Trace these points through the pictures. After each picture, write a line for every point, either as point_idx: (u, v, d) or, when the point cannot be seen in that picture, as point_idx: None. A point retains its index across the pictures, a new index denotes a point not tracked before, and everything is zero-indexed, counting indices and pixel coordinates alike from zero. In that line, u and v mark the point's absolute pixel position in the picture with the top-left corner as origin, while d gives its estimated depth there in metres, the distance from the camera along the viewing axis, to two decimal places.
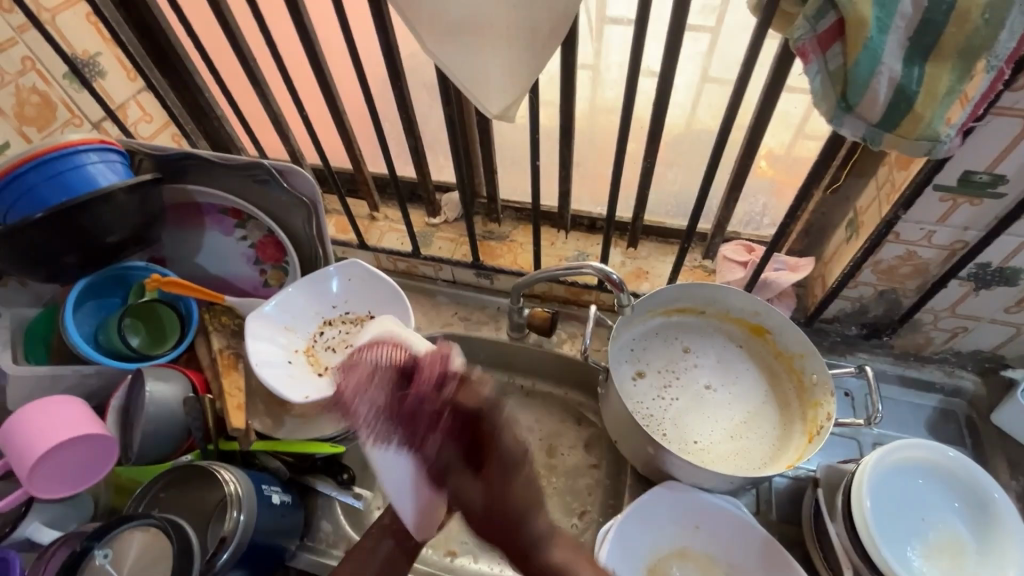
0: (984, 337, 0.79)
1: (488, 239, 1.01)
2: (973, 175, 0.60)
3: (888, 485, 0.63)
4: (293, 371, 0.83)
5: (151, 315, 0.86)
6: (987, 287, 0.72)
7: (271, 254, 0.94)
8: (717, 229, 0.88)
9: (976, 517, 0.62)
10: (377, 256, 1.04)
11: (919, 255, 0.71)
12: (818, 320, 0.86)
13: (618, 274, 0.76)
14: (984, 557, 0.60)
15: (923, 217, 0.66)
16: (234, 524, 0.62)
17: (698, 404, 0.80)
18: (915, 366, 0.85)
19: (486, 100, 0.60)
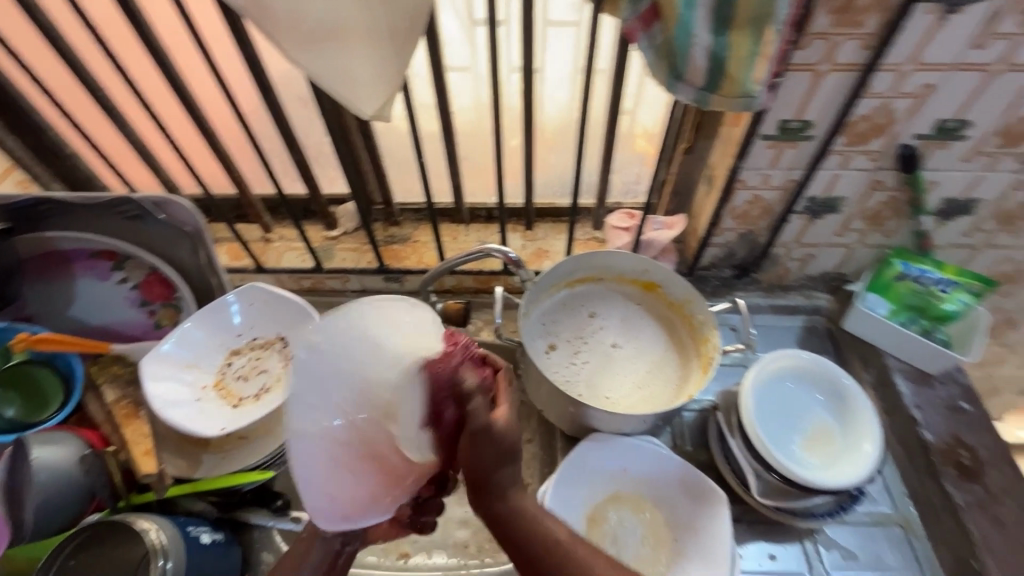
0: (827, 259, 0.94)
1: (391, 244, 1.03)
2: (787, 123, 0.72)
3: (766, 396, 0.73)
4: (203, 407, 0.79)
5: (26, 379, 0.78)
6: (819, 217, 0.85)
7: (159, 293, 0.89)
8: (600, 202, 0.96)
9: (836, 404, 0.73)
10: (278, 277, 1.01)
11: (763, 197, 0.82)
12: (697, 268, 0.97)
13: (517, 253, 0.81)
14: (849, 436, 0.71)
15: (759, 164, 0.77)
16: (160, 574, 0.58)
17: (608, 360, 0.88)
18: (782, 295, 0.98)
19: (359, 102, 0.61)
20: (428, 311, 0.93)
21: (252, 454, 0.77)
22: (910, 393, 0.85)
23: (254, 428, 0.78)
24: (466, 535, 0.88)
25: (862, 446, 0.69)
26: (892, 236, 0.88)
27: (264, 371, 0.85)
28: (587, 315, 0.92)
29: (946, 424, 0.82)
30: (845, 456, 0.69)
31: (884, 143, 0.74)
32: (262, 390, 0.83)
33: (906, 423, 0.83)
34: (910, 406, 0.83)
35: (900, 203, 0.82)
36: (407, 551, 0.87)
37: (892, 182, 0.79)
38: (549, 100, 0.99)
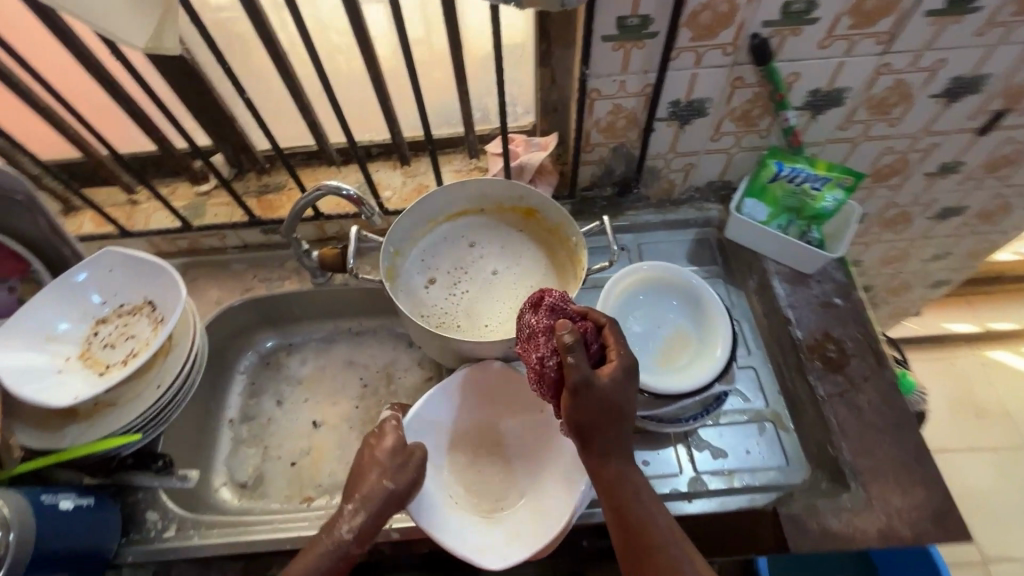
0: (708, 167, 0.91)
1: (265, 193, 0.98)
2: (625, 20, 0.67)
3: (622, 311, 0.73)
4: (66, 378, 0.77)
5: None
6: (688, 122, 0.82)
7: (12, 267, 0.84)
8: (471, 129, 0.91)
9: (692, 310, 0.73)
10: (150, 240, 0.96)
11: (625, 106, 0.79)
12: (580, 189, 0.94)
13: (351, 189, 0.75)
14: (704, 340, 0.71)
15: (609, 69, 0.73)
16: (4, 546, 0.57)
17: (486, 290, 0.87)
18: (671, 210, 0.97)
19: (124, 35, 0.54)
20: (304, 259, 0.90)
21: (119, 419, 0.75)
22: (786, 294, 0.85)
23: (122, 394, 0.77)
24: None
25: (715, 351, 0.68)
26: (767, 137, 0.85)
27: (132, 337, 0.82)
28: (468, 248, 0.90)
29: (817, 321, 0.82)
30: (697, 360, 0.70)
31: (733, 34, 0.69)
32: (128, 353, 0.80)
33: (781, 325, 0.84)
34: (784, 307, 0.84)
35: (766, 100, 0.79)
36: (310, 495, 0.89)
37: (753, 78, 0.76)
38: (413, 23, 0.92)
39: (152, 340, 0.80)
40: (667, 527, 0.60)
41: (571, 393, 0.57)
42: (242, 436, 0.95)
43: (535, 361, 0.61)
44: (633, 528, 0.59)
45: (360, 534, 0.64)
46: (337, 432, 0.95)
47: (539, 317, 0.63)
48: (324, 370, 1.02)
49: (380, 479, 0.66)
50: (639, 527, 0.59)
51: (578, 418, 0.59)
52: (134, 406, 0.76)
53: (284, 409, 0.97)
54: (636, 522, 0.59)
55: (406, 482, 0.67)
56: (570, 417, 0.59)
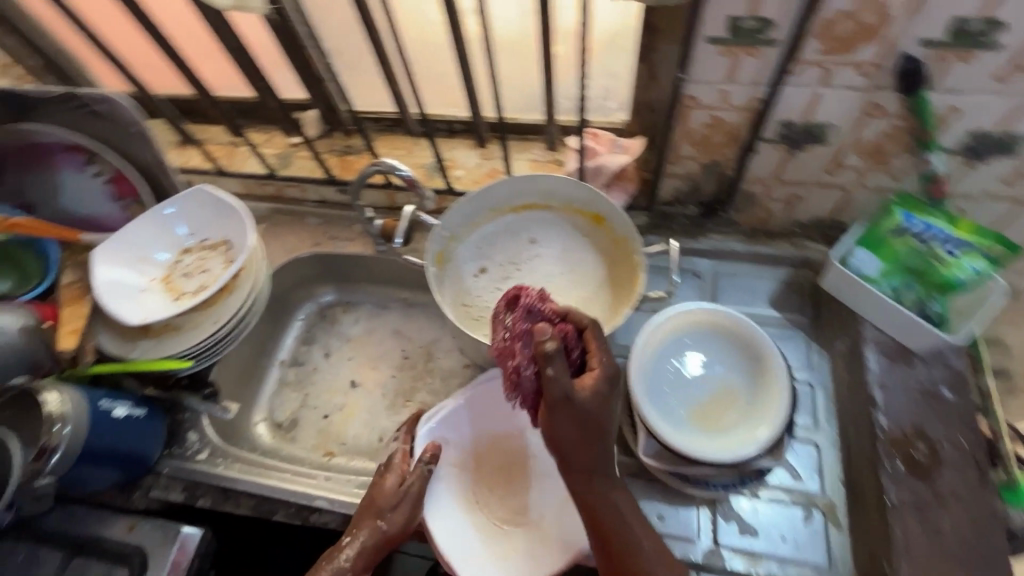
0: (817, 202, 0.78)
1: (348, 154, 1.00)
2: (740, 22, 0.56)
3: (668, 349, 0.64)
4: (146, 298, 0.86)
5: (14, 257, 0.91)
6: (801, 148, 0.70)
7: (128, 190, 0.96)
8: (554, 119, 0.86)
9: (751, 368, 0.62)
10: (243, 182, 1.03)
11: (724, 120, 0.68)
12: (659, 203, 0.85)
13: (407, 170, 0.74)
14: (755, 407, 0.61)
15: (712, 76, 0.63)
16: (59, 436, 0.65)
17: (533, 292, 0.82)
18: (762, 241, 0.85)
19: None
20: (367, 227, 0.91)
21: (180, 344, 0.82)
22: (880, 370, 0.72)
23: (187, 320, 0.84)
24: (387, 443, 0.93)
25: (760, 428, 0.58)
26: (899, 179, 0.70)
27: (206, 270, 0.89)
28: (527, 244, 0.86)
29: (913, 412, 0.68)
30: (739, 428, 0.60)
31: (878, 53, 0.56)
32: (199, 285, 0.87)
33: (863, 404, 0.71)
34: (872, 384, 0.70)
35: (908, 136, 0.64)
36: (332, 451, 0.93)
37: (894, 108, 0.62)
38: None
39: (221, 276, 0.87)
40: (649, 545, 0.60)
41: (548, 407, 0.55)
42: (288, 379, 1.00)
43: (511, 369, 0.58)
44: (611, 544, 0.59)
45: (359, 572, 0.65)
46: (370, 396, 0.98)
47: (516, 320, 0.59)
48: (372, 334, 1.04)
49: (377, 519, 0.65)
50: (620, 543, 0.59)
51: (553, 431, 0.57)
52: (193, 335, 0.83)
53: (329, 362, 1.02)
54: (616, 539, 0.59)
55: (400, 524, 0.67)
56: (550, 431, 0.57)
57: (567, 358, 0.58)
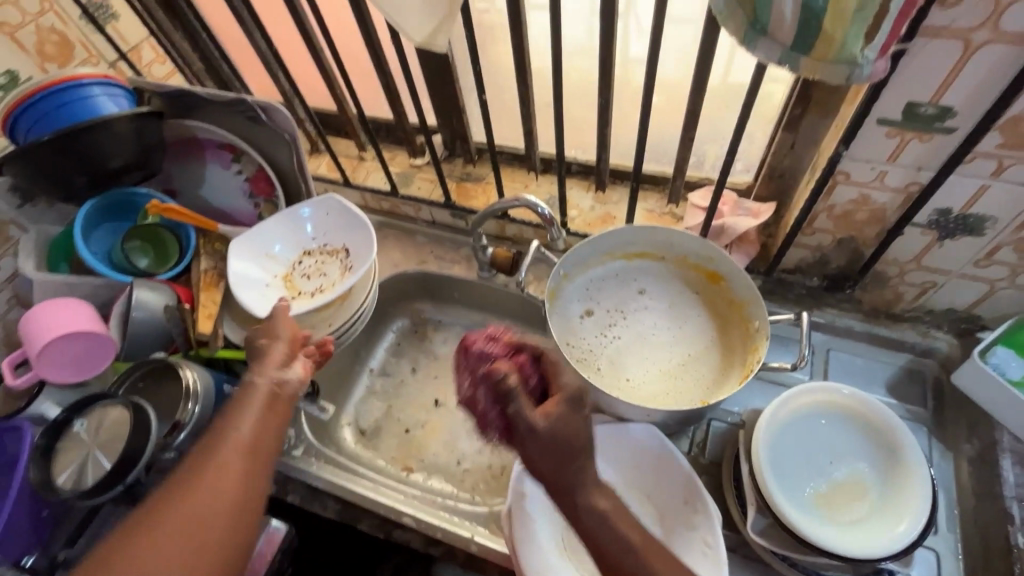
0: (955, 293, 0.74)
1: (465, 181, 1.05)
2: (918, 107, 0.56)
3: (796, 426, 0.61)
4: (270, 292, 0.91)
5: (155, 239, 0.98)
6: (951, 237, 0.67)
7: (263, 189, 1.04)
8: (680, 174, 0.87)
9: (884, 460, 0.59)
10: (363, 195, 1.09)
11: (874, 199, 0.67)
12: (779, 270, 0.84)
13: (548, 210, 0.77)
14: (887, 504, 0.57)
15: (872, 155, 0.62)
16: (189, 413, 0.68)
17: (639, 343, 0.81)
18: (883, 324, 0.82)
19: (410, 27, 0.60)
20: (479, 254, 0.95)
21: None
22: (1017, 483, 0.66)
23: (304, 320, 0.89)
24: (465, 469, 0.93)
25: (894, 523, 0.55)
26: None
27: (324, 274, 0.94)
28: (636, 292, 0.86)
29: None
30: (869, 523, 0.57)
31: None
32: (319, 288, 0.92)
33: (996, 517, 0.66)
34: (1009, 498, 0.65)
35: None
36: (411, 466, 0.95)
37: None
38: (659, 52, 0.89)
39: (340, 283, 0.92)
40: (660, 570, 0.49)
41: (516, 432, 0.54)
42: (376, 388, 1.03)
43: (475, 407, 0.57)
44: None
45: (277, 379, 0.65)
46: (452, 418, 0.99)
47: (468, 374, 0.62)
48: None
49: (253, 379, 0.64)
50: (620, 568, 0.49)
51: (532, 455, 0.53)
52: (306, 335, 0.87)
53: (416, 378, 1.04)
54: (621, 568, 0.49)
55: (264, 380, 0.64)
56: (528, 465, 0.53)
57: (525, 385, 0.58)
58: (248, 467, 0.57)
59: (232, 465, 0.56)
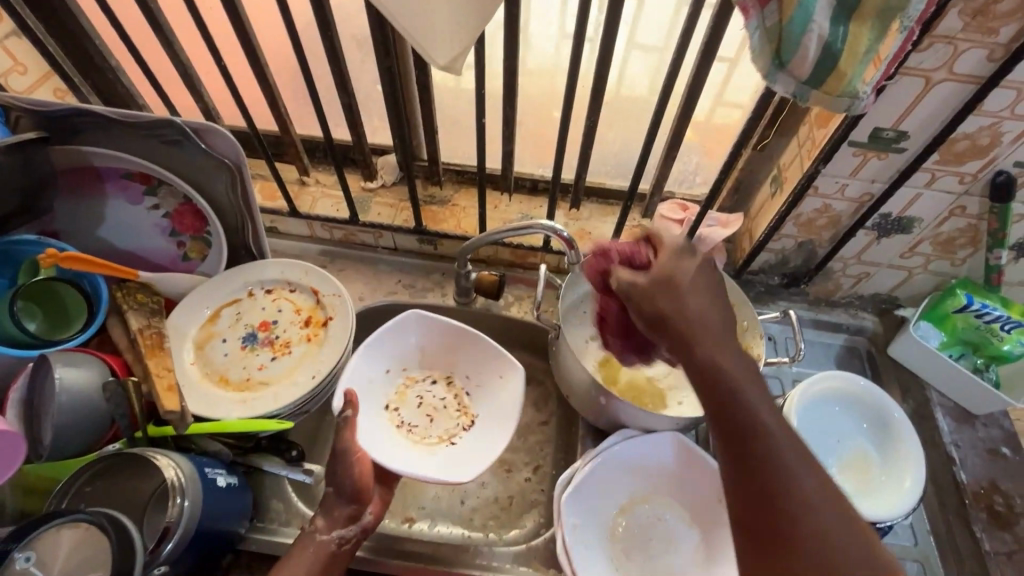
0: (883, 280, 0.89)
1: (430, 204, 0.99)
2: (881, 131, 0.66)
3: (813, 414, 0.70)
4: (381, 380, 0.82)
5: (49, 295, 0.77)
6: (888, 235, 0.81)
7: (190, 225, 0.87)
8: (656, 188, 0.92)
9: (878, 433, 0.70)
10: (311, 224, 0.98)
11: (833, 207, 0.78)
12: (745, 272, 0.93)
13: (568, 232, 0.75)
14: (888, 470, 0.67)
15: (838, 171, 0.72)
16: (178, 510, 0.57)
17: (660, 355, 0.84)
18: (827, 310, 0.94)
19: (431, 52, 0.55)
20: (462, 279, 0.90)
21: (270, 404, 0.76)
22: (949, 430, 0.83)
23: (277, 376, 0.80)
24: (471, 506, 0.86)
25: (903, 482, 0.65)
26: (959, 266, 0.83)
27: (430, 419, 0.82)
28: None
29: (983, 467, 0.80)
30: (881, 489, 0.66)
31: (979, 167, 0.68)
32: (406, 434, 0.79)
33: (942, 462, 0.81)
34: (948, 444, 0.82)
35: (978, 233, 0.77)
36: (412, 517, 0.86)
37: (975, 210, 0.74)
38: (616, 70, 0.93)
39: (424, 448, 0.79)
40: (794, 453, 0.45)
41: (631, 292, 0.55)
42: None
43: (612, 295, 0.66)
44: (757, 444, 0.45)
45: (342, 538, 0.66)
46: None
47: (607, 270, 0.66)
48: None
49: (315, 531, 0.65)
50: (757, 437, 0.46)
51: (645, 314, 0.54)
52: (284, 391, 0.77)
53: None
54: (756, 431, 0.46)
55: (331, 521, 0.66)
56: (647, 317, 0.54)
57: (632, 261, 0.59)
58: None
59: None
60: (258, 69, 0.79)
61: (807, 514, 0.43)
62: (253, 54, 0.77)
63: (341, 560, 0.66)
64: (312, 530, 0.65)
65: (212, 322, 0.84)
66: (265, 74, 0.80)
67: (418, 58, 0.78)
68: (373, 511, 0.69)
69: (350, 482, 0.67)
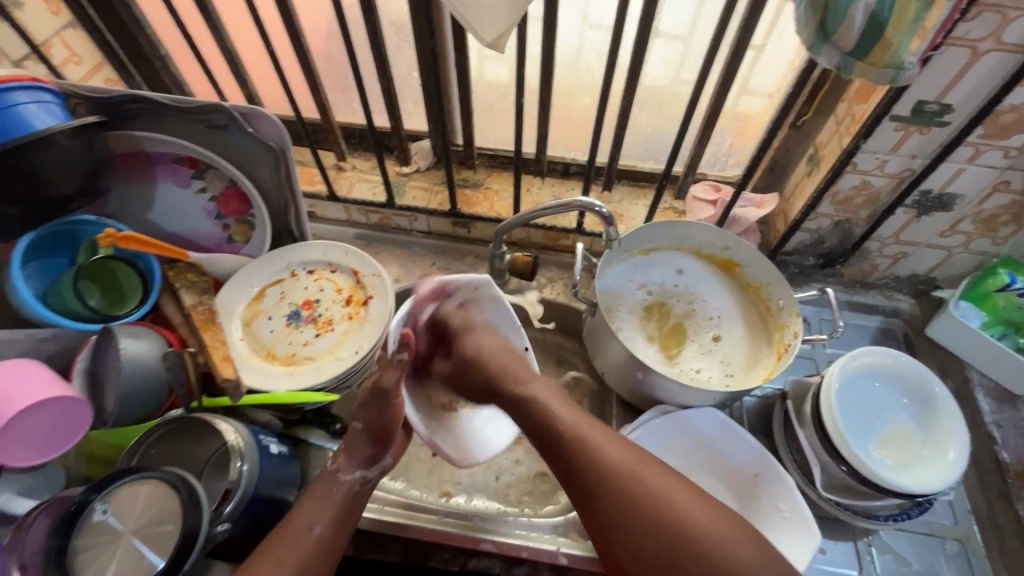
0: (920, 260, 0.88)
1: (464, 187, 1.01)
2: (924, 104, 0.66)
3: (849, 386, 0.70)
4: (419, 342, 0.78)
5: (107, 274, 0.81)
6: (927, 213, 0.80)
7: (235, 207, 0.90)
8: (689, 168, 0.92)
9: (920, 408, 0.70)
10: (348, 208, 1.00)
11: (872, 184, 0.77)
12: (780, 253, 0.93)
13: (605, 208, 0.75)
14: (930, 445, 0.67)
15: (878, 147, 0.72)
16: (238, 474, 0.60)
17: (695, 336, 0.85)
18: (862, 291, 0.94)
19: (481, 29, 0.56)
20: (496, 259, 0.91)
21: (314, 379, 0.79)
22: (991, 410, 0.82)
23: (321, 352, 0.83)
24: (506, 483, 0.89)
25: (946, 453, 0.66)
26: (1001, 245, 0.82)
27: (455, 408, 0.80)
28: (678, 279, 0.88)
29: None
30: (923, 461, 0.66)
31: None
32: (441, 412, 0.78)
33: (983, 442, 0.81)
34: (989, 424, 0.81)
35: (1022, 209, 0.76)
36: (449, 491, 0.88)
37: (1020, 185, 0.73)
38: (653, 58, 0.90)
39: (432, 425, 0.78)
40: (617, 457, 0.58)
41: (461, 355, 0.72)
42: None
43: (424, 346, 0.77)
44: (578, 469, 0.58)
45: (363, 476, 0.66)
46: None
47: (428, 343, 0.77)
48: None
49: (335, 469, 0.65)
50: (597, 473, 0.58)
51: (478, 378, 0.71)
52: (329, 364, 0.80)
53: None
54: (585, 465, 0.58)
55: (353, 459, 0.66)
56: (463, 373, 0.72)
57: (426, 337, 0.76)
58: (320, 555, 0.60)
59: (302, 548, 0.58)
60: (301, 55, 0.81)
61: (638, 484, 0.56)
62: (296, 39, 0.79)
63: (360, 501, 0.66)
64: (333, 470, 0.65)
65: (258, 300, 0.87)
66: (309, 62, 0.83)
67: (456, 44, 0.80)
68: (393, 454, 0.70)
69: (377, 423, 0.67)
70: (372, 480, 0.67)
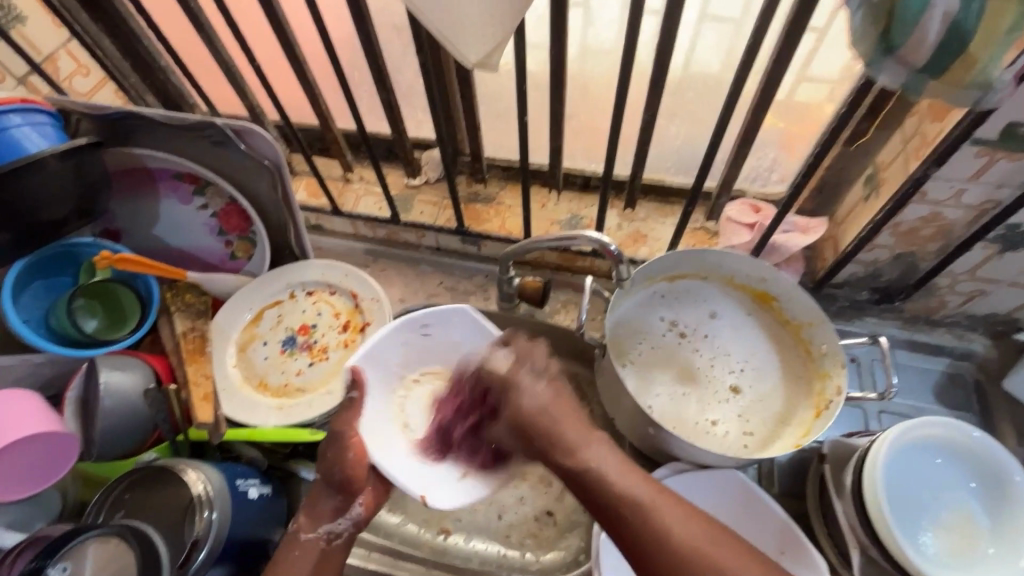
0: (1002, 299, 0.74)
1: (473, 202, 0.94)
2: (1017, 127, 0.53)
3: (902, 462, 0.60)
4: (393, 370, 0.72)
5: (108, 295, 0.80)
6: (1014, 249, 0.66)
7: (236, 224, 0.87)
8: (722, 188, 0.81)
9: (991, 496, 0.59)
10: (354, 223, 0.96)
11: (944, 215, 0.65)
12: (827, 285, 0.81)
13: (617, 245, 0.67)
14: (998, 545, 0.57)
15: (954, 175, 0.59)
16: (206, 524, 0.58)
17: (716, 385, 0.74)
18: (926, 330, 0.81)
19: (463, 46, 0.49)
20: (504, 285, 0.82)
21: (307, 412, 0.76)
22: None
23: (313, 383, 0.79)
24: (508, 523, 0.82)
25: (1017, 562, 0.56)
26: None
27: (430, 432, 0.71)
28: (706, 324, 0.78)
29: None
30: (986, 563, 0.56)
31: None
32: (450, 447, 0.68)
33: None
34: None
35: None
36: (448, 529, 0.82)
37: None
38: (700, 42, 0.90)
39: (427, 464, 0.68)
40: (683, 538, 0.48)
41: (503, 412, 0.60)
42: None
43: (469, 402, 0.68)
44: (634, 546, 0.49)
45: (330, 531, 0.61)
46: None
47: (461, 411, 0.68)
48: None
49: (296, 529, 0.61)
50: (659, 550, 0.48)
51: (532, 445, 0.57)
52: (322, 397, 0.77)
53: None
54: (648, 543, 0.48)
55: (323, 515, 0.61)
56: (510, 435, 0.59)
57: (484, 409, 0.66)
58: None
59: None
60: (296, 67, 0.76)
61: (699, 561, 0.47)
62: (289, 51, 0.74)
63: (335, 559, 0.60)
64: (296, 530, 0.61)
65: (255, 323, 0.84)
66: (305, 74, 0.78)
67: None
68: (366, 501, 0.63)
69: (338, 472, 0.62)
70: (347, 530, 0.61)
